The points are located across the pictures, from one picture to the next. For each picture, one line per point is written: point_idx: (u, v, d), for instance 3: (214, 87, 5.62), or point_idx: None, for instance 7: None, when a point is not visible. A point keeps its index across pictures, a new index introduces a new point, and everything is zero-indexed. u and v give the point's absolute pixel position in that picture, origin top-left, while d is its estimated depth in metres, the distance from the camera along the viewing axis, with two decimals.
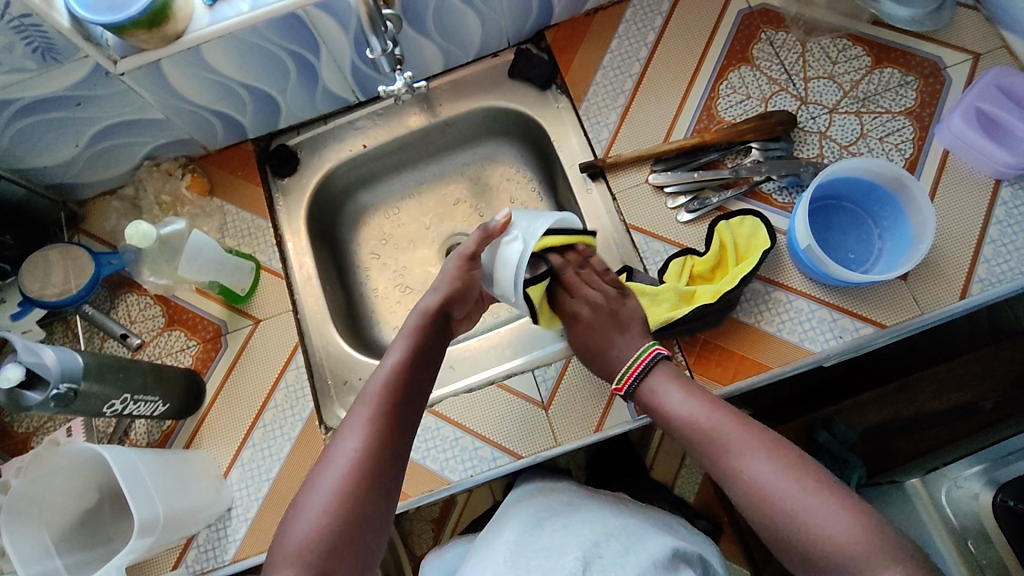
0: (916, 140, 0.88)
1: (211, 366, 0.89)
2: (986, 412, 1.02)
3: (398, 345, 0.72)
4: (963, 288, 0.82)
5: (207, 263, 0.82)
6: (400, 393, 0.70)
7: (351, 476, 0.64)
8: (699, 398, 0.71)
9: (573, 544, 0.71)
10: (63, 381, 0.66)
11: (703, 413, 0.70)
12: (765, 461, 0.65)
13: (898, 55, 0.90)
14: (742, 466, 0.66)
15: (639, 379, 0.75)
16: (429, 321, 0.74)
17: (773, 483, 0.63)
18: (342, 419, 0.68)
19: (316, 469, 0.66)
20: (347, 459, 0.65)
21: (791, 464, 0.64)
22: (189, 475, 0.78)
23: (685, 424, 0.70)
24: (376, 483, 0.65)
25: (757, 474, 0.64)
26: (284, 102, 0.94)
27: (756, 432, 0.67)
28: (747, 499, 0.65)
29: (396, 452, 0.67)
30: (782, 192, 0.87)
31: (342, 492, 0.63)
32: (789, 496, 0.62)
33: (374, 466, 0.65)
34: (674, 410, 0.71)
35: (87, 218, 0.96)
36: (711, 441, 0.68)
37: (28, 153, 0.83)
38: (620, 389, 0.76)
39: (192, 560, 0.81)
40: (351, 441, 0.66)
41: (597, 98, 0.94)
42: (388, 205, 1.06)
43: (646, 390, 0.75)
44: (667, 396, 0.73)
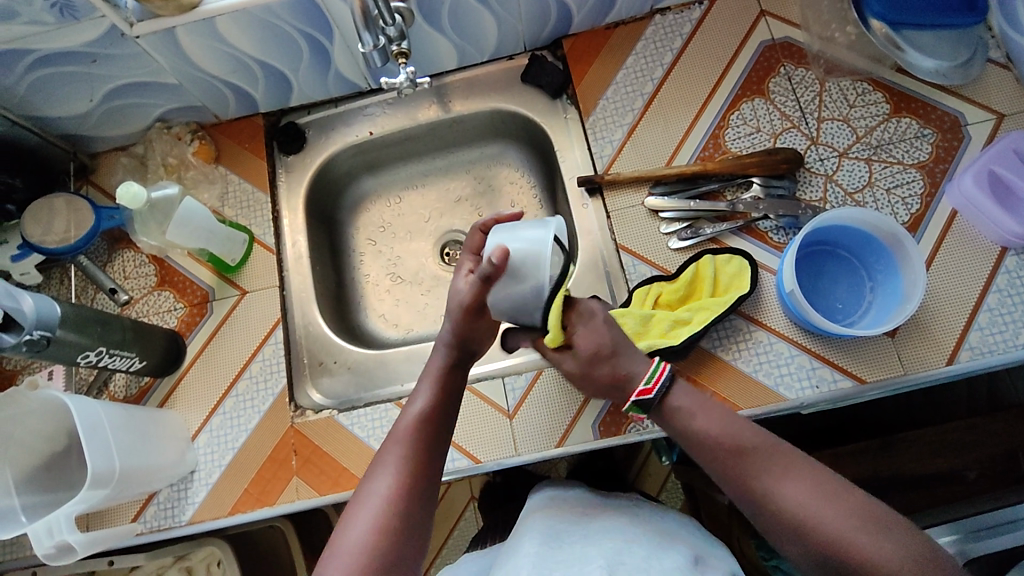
0: (925, 196, 0.85)
1: (194, 330, 0.90)
2: (968, 482, 0.96)
3: (423, 390, 0.73)
4: (951, 354, 0.80)
5: (197, 229, 0.83)
6: (429, 434, 0.71)
7: (383, 519, 0.63)
8: (727, 421, 0.67)
9: (594, 553, 0.70)
10: (38, 328, 0.67)
11: (734, 434, 0.66)
12: (799, 485, 0.62)
13: (919, 105, 0.88)
14: (775, 492, 0.62)
15: (665, 390, 0.70)
16: (455, 360, 0.76)
17: (811, 508, 0.60)
18: (373, 464, 0.68)
19: (348, 513, 0.65)
20: (383, 500, 0.64)
21: (830, 487, 0.61)
22: (155, 434, 0.80)
23: (712, 448, 0.67)
24: (413, 522, 0.64)
25: (794, 499, 0.61)
26: (296, 80, 0.95)
27: (789, 456, 0.64)
28: (789, 527, 0.61)
29: (427, 497, 0.67)
30: (778, 232, 0.85)
31: (380, 536, 0.62)
32: (837, 522, 0.59)
33: (406, 511, 0.64)
34: (705, 431, 0.67)
35: (97, 171, 0.99)
36: (742, 466, 0.65)
37: (43, 102, 0.86)
38: (646, 393, 0.70)
39: (150, 516, 0.83)
40: (387, 483, 0.66)
41: (605, 113, 0.93)
42: (391, 194, 1.07)
43: (672, 406, 0.70)
44: (693, 413, 0.69)
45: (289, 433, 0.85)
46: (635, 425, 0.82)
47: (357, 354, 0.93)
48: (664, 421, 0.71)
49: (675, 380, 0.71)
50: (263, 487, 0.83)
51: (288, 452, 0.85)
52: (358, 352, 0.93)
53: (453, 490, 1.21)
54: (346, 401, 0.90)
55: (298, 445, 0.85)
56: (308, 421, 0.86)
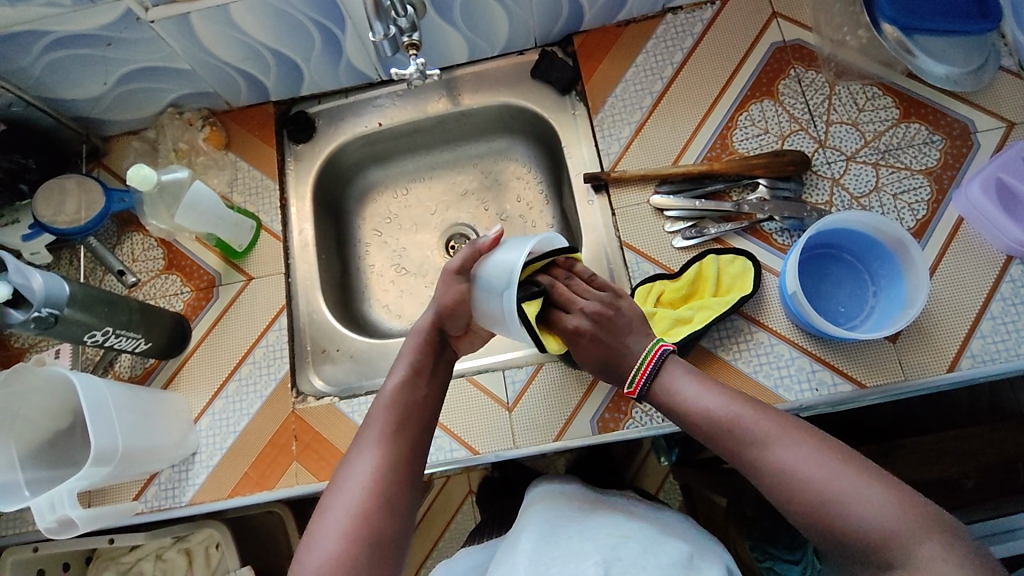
0: (932, 202, 0.85)
1: (199, 315, 0.91)
2: (967, 491, 0.96)
3: (399, 369, 0.75)
4: (952, 361, 0.79)
5: (206, 215, 0.84)
6: (404, 415, 0.72)
7: (365, 500, 0.65)
8: (721, 395, 0.70)
9: (591, 549, 0.69)
10: (45, 306, 0.68)
11: (729, 404, 0.69)
12: (792, 448, 0.65)
13: (929, 111, 0.88)
14: (764, 455, 0.65)
15: (652, 375, 0.74)
16: (428, 341, 0.77)
17: (804, 469, 0.63)
18: (351, 448, 0.70)
19: (328, 497, 0.67)
20: (361, 482, 0.66)
21: (822, 448, 0.64)
22: (159, 415, 0.81)
23: (706, 421, 0.70)
24: (392, 502, 0.66)
25: (788, 462, 0.64)
26: (308, 69, 0.96)
27: (782, 422, 0.67)
28: (779, 488, 0.64)
29: (408, 473, 0.69)
30: (783, 233, 0.86)
31: (357, 517, 0.64)
32: (822, 480, 0.62)
33: (387, 489, 0.66)
34: (694, 407, 0.71)
35: (109, 154, 1.00)
36: (736, 434, 0.67)
37: (58, 84, 0.87)
38: (630, 395, 0.76)
39: (151, 496, 0.84)
40: (364, 466, 0.68)
41: (614, 110, 0.94)
42: (398, 185, 1.08)
43: (662, 387, 0.74)
44: (683, 391, 0.72)
45: (290, 419, 0.86)
46: (634, 422, 0.82)
47: (360, 343, 0.93)
48: (657, 402, 0.75)
49: (661, 366, 0.75)
50: (263, 471, 0.84)
51: (288, 438, 0.85)
52: (360, 341, 0.93)
53: (452, 483, 1.23)
54: (347, 389, 0.90)
55: (298, 431, 0.86)
56: (309, 408, 0.87)
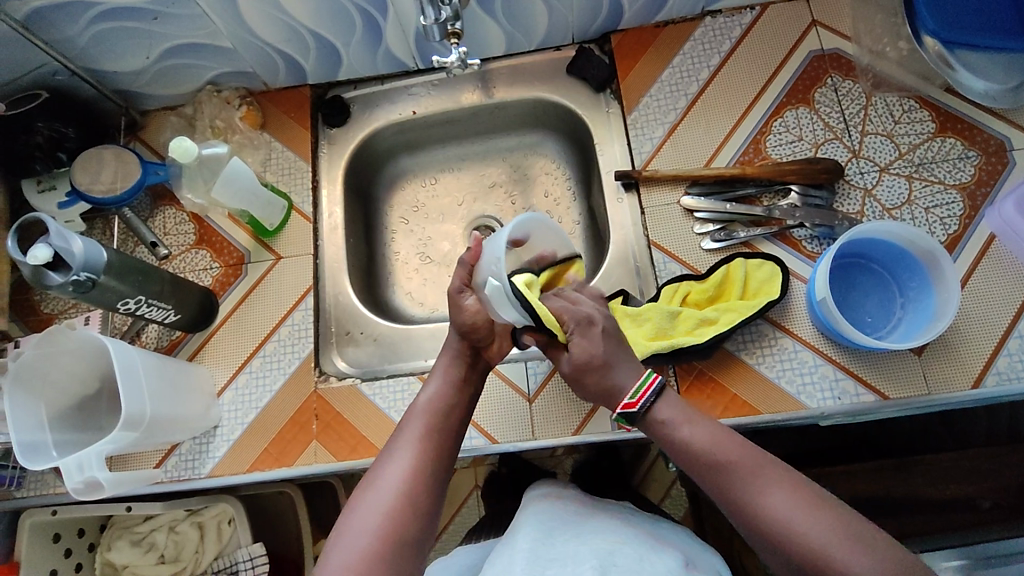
0: (964, 218, 0.85)
1: (227, 291, 0.92)
2: (982, 511, 0.96)
3: (435, 381, 0.76)
4: (977, 377, 0.79)
5: (241, 191, 0.85)
6: (439, 425, 0.73)
7: (395, 503, 0.65)
8: (714, 431, 0.66)
9: (588, 553, 0.69)
10: (84, 270, 0.69)
11: (722, 442, 0.65)
12: (785, 497, 0.61)
13: (965, 127, 0.88)
14: (758, 501, 0.61)
15: (652, 400, 0.68)
16: (463, 360, 0.78)
17: (796, 521, 0.59)
18: (383, 451, 0.71)
19: (358, 494, 0.67)
20: (391, 484, 0.66)
21: (814, 501, 0.60)
22: (185, 386, 0.82)
23: (702, 458, 0.65)
24: (422, 506, 0.66)
25: (779, 512, 0.60)
26: (346, 54, 0.97)
27: (775, 468, 0.63)
28: (767, 537, 0.61)
29: (440, 479, 0.69)
30: (813, 241, 0.85)
31: (388, 515, 0.64)
32: (816, 535, 0.58)
33: (419, 494, 0.66)
34: (690, 442, 0.66)
35: (146, 128, 1.01)
36: (732, 476, 0.63)
37: (103, 55, 0.88)
38: (631, 406, 0.68)
39: (171, 466, 0.85)
40: (395, 468, 0.68)
41: (648, 110, 0.94)
42: (427, 175, 1.09)
43: (659, 415, 0.68)
44: (678, 425, 0.67)
45: (311, 398, 0.87)
46: None
47: (384, 328, 0.94)
48: (650, 432, 0.69)
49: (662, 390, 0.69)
50: (282, 448, 0.85)
51: (309, 417, 0.86)
52: (384, 325, 0.94)
53: (459, 476, 1.23)
54: (369, 371, 0.91)
55: (320, 410, 0.86)
56: (331, 387, 0.88)
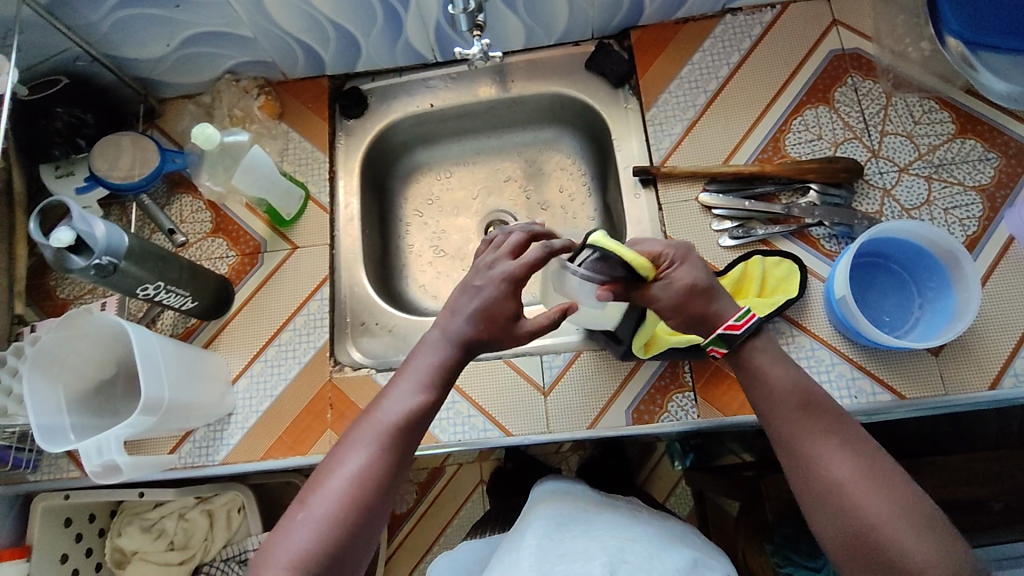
0: (983, 219, 0.84)
1: (243, 279, 0.92)
2: (994, 513, 0.96)
3: (419, 372, 0.65)
4: (994, 378, 0.79)
5: (261, 179, 0.85)
6: (415, 426, 0.63)
7: (351, 500, 0.58)
8: (804, 380, 0.63)
9: (597, 549, 0.68)
10: (106, 254, 0.69)
11: (800, 388, 0.62)
12: (850, 463, 0.57)
13: (986, 128, 0.87)
14: (825, 460, 0.58)
15: (752, 334, 0.65)
16: (450, 363, 0.66)
17: (855, 486, 0.56)
18: (344, 439, 0.62)
19: (315, 479, 0.60)
20: (348, 479, 0.59)
21: (881, 474, 0.56)
22: (201, 373, 0.82)
23: (782, 402, 0.62)
24: (375, 508, 0.59)
25: (840, 476, 0.57)
26: (366, 45, 0.97)
27: (853, 433, 0.59)
28: (821, 496, 0.57)
29: (399, 479, 0.61)
30: (831, 240, 0.85)
31: (338, 513, 0.57)
32: (876, 507, 0.55)
33: (368, 499, 0.59)
34: (773, 386, 0.63)
35: (163, 116, 1.01)
36: (806, 426, 0.60)
37: (124, 42, 0.88)
38: (733, 329, 0.64)
39: (185, 453, 0.85)
40: (355, 462, 0.60)
41: (667, 107, 0.94)
42: (442, 168, 1.09)
43: (751, 352, 0.65)
44: (768, 365, 0.64)
45: (326, 387, 0.87)
46: (670, 416, 0.83)
47: (398, 319, 0.94)
48: (738, 364, 0.66)
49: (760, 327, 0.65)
50: (296, 436, 0.85)
51: (324, 406, 0.86)
52: (399, 316, 0.94)
53: (465, 471, 1.23)
54: (384, 362, 0.91)
55: (334, 400, 0.86)
56: (346, 377, 0.88)
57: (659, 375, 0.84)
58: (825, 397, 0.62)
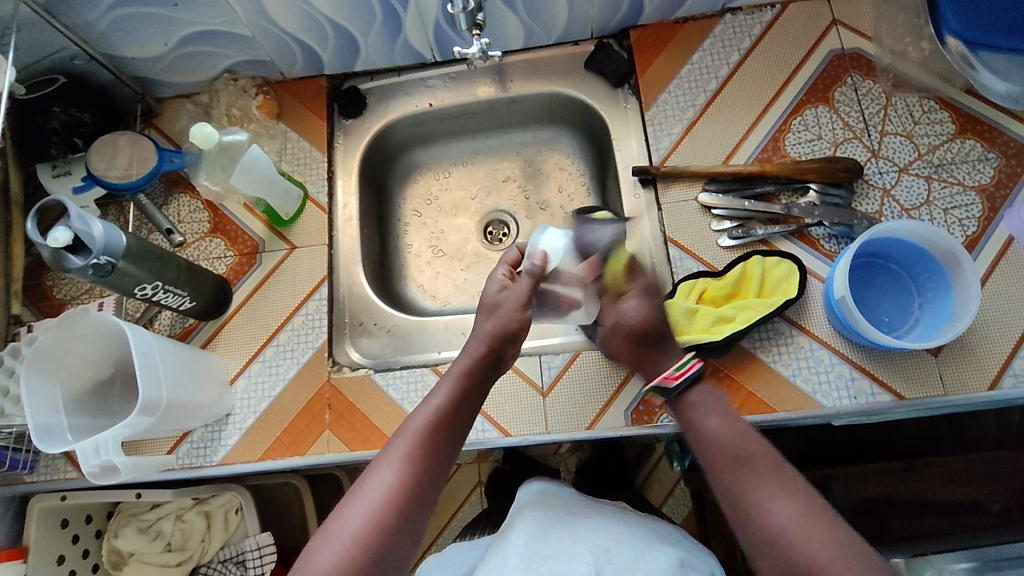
0: (982, 219, 0.84)
1: (241, 279, 0.92)
2: (992, 514, 0.96)
3: (441, 391, 0.71)
4: (993, 379, 0.79)
5: (259, 179, 0.85)
6: (441, 434, 0.68)
7: (383, 510, 0.61)
8: (739, 427, 0.66)
9: (583, 549, 0.69)
10: (104, 253, 0.69)
11: (737, 440, 0.65)
12: (789, 508, 0.59)
13: (985, 128, 0.87)
14: (765, 504, 0.60)
15: (690, 383, 0.70)
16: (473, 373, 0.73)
17: (795, 531, 0.57)
18: (376, 456, 0.66)
19: (346, 499, 0.63)
20: (381, 492, 0.62)
21: (819, 516, 0.58)
22: (199, 373, 0.82)
23: (718, 449, 0.65)
24: (407, 518, 0.62)
25: (779, 518, 0.59)
26: (364, 45, 0.96)
27: (788, 477, 0.62)
28: (762, 541, 0.59)
29: (429, 487, 0.65)
30: (830, 240, 0.85)
31: (370, 524, 0.60)
32: (813, 548, 0.56)
33: (401, 509, 0.62)
34: (710, 434, 0.67)
35: (161, 115, 1.01)
36: (742, 470, 0.63)
37: (121, 41, 0.88)
38: (671, 380, 0.70)
39: (183, 453, 0.85)
40: (386, 474, 0.64)
41: (666, 106, 0.94)
42: (441, 168, 1.09)
43: (692, 400, 0.70)
44: (704, 414, 0.68)
45: (324, 387, 0.87)
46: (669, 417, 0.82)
47: (397, 319, 0.93)
48: (680, 414, 0.70)
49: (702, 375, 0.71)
50: (295, 437, 0.85)
51: (322, 406, 0.86)
52: (398, 317, 0.93)
53: (463, 472, 1.23)
54: (383, 362, 0.91)
55: (333, 400, 0.86)
56: (344, 377, 0.87)
57: None
58: (761, 442, 0.65)
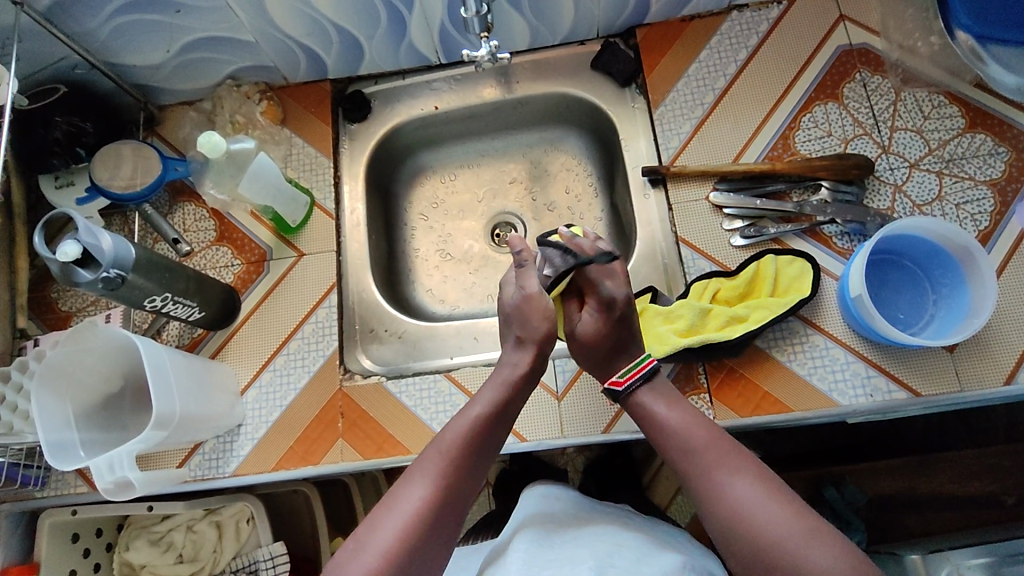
0: (995, 214, 0.84)
1: (249, 288, 0.91)
2: (1006, 507, 0.96)
3: (482, 399, 0.72)
4: (1009, 374, 0.78)
5: (267, 187, 0.84)
6: (478, 444, 0.69)
7: (418, 524, 0.61)
8: (690, 414, 0.70)
9: (585, 555, 0.69)
10: (113, 267, 0.68)
11: (692, 426, 0.68)
12: (745, 481, 0.63)
13: (995, 122, 0.87)
14: (723, 486, 0.63)
15: (643, 379, 0.73)
16: (516, 382, 0.74)
17: (756, 505, 0.60)
18: (409, 467, 0.67)
19: (378, 510, 0.63)
20: (415, 507, 0.62)
21: (772, 488, 0.62)
22: (211, 385, 0.81)
23: (673, 439, 0.68)
24: (441, 530, 0.63)
25: (737, 497, 0.61)
26: (368, 48, 0.95)
27: (742, 457, 0.65)
28: (724, 523, 0.61)
29: (464, 499, 0.66)
30: (843, 237, 0.85)
31: (405, 538, 0.60)
32: (770, 521, 0.59)
33: (436, 523, 0.62)
34: (664, 424, 0.70)
35: (163, 123, 1.00)
36: (695, 455, 0.66)
37: (122, 49, 0.87)
38: (617, 384, 0.74)
39: (195, 466, 0.84)
40: (420, 488, 0.64)
41: (674, 105, 0.93)
42: (446, 170, 1.08)
43: (641, 397, 0.73)
44: (658, 405, 0.71)
45: (337, 396, 0.86)
46: None
47: (408, 324, 0.93)
48: (633, 409, 0.74)
49: (653, 376, 0.73)
50: (308, 446, 0.84)
51: (334, 415, 0.85)
52: (409, 323, 0.93)
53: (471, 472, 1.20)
54: (394, 369, 0.90)
55: (345, 409, 0.85)
56: (357, 385, 0.87)
57: (674, 378, 0.83)
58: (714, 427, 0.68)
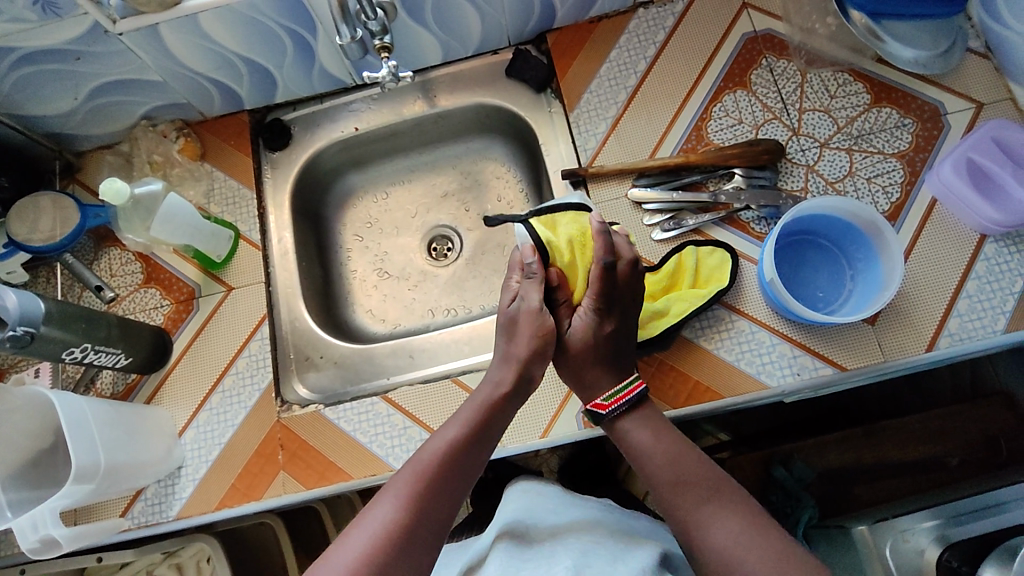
0: (905, 185, 0.86)
1: (180, 328, 0.90)
2: (951, 468, 0.99)
3: (459, 419, 0.72)
4: (930, 340, 0.80)
5: (182, 226, 0.84)
6: (450, 465, 0.69)
7: (379, 546, 0.61)
8: (675, 446, 0.72)
9: (563, 554, 0.70)
10: (21, 324, 0.67)
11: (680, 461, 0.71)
12: (727, 522, 0.65)
13: (899, 95, 0.89)
14: (708, 527, 0.66)
15: (628, 405, 0.75)
16: (495, 403, 0.74)
17: (739, 548, 0.63)
18: (381, 489, 0.67)
19: (345, 533, 0.63)
20: (378, 529, 0.63)
21: (755, 525, 0.65)
22: (142, 430, 0.80)
23: (660, 474, 0.71)
24: (405, 553, 0.62)
25: (722, 539, 0.64)
26: (281, 77, 0.95)
27: (724, 495, 0.68)
28: (710, 563, 0.64)
29: (433, 521, 0.65)
30: (760, 222, 0.86)
31: (362, 560, 0.60)
32: (756, 563, 0.62)
33: (396, 546, 0.62)
34: (649, 457, 0.72)
35: (83, 169, 0.99)
36: (682, 492, 0.69)
37: (27, 101, 0.86)
38: (602, 408, 0.75)
39: (137, 512, 0.83)
40: (385, 509, 0.64)
41: (589, 106, 0.94)
42: (377, 190, 1.08)
43: (623, 425, 0.75)
44: (639, 436, 0.73)
45: (275, 428, 0.86)
46: None
47: (344, 349, 0.93)
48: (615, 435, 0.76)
49: (635, 402, 0.75)
50: (250, 482, 0.83)
51: (274, 447, 0.85)
52: (344, 347, 0.93)
53: None
54: (332, 395, 0.91)
55: (285, 439, 0.85)
56: (295, 415, 0.86)
57: None
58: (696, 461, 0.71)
